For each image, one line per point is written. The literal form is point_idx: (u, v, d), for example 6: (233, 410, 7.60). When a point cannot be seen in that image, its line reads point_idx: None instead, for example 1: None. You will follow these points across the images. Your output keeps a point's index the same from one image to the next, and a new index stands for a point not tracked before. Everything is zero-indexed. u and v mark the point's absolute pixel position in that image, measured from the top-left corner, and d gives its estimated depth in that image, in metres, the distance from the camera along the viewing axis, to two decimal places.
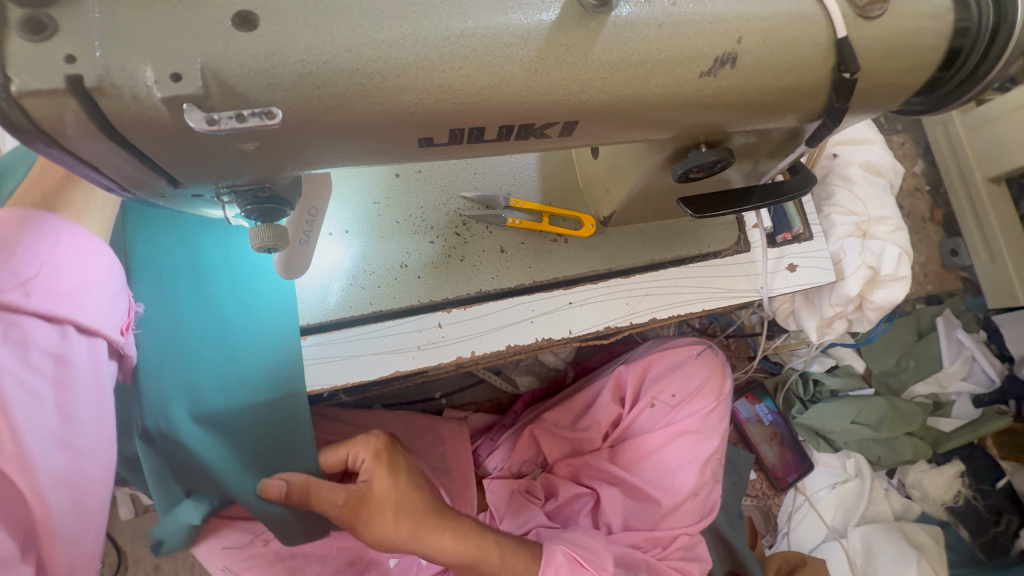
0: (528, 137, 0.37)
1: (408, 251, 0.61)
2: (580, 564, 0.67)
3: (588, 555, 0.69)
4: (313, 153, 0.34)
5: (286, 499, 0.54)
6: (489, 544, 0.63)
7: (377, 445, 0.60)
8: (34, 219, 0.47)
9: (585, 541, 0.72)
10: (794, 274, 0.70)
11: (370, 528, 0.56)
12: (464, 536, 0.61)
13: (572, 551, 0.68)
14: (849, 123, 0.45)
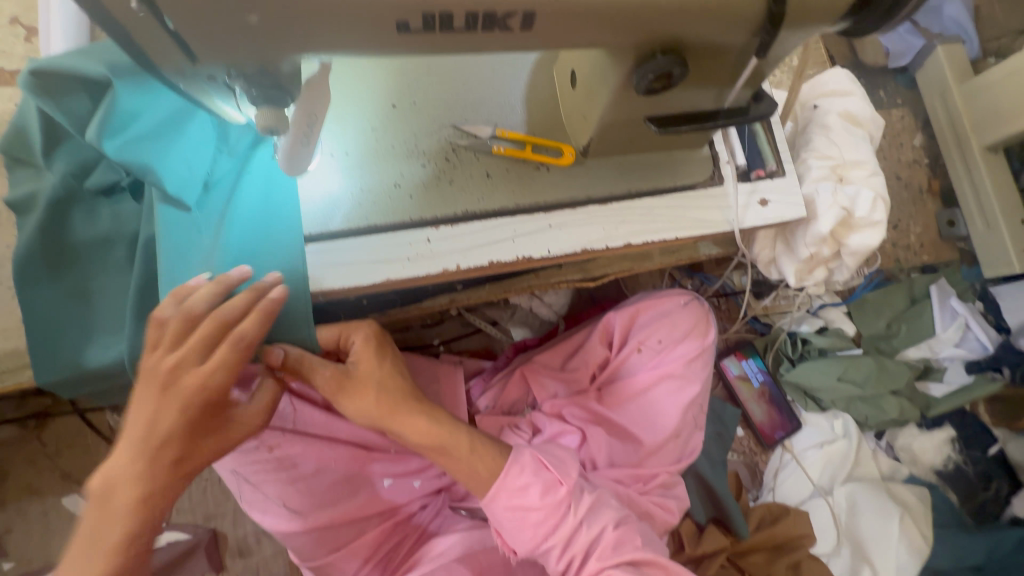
0: (493, 27, 0.43)
1: (401, 172, 0.67)
2: (545, 465, 0.76)
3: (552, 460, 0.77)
4: (305, 34, 0.40)
5: (282, 366, 0.61)
6: (459, 433, 0.73)
7: (365, 333, 0.69)
8: None
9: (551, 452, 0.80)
10: (765, 208, 0.74)
11: (354, 400, 0.66)
12: (437, 422, 0.71)
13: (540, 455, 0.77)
14: (792, 37, 0.50)
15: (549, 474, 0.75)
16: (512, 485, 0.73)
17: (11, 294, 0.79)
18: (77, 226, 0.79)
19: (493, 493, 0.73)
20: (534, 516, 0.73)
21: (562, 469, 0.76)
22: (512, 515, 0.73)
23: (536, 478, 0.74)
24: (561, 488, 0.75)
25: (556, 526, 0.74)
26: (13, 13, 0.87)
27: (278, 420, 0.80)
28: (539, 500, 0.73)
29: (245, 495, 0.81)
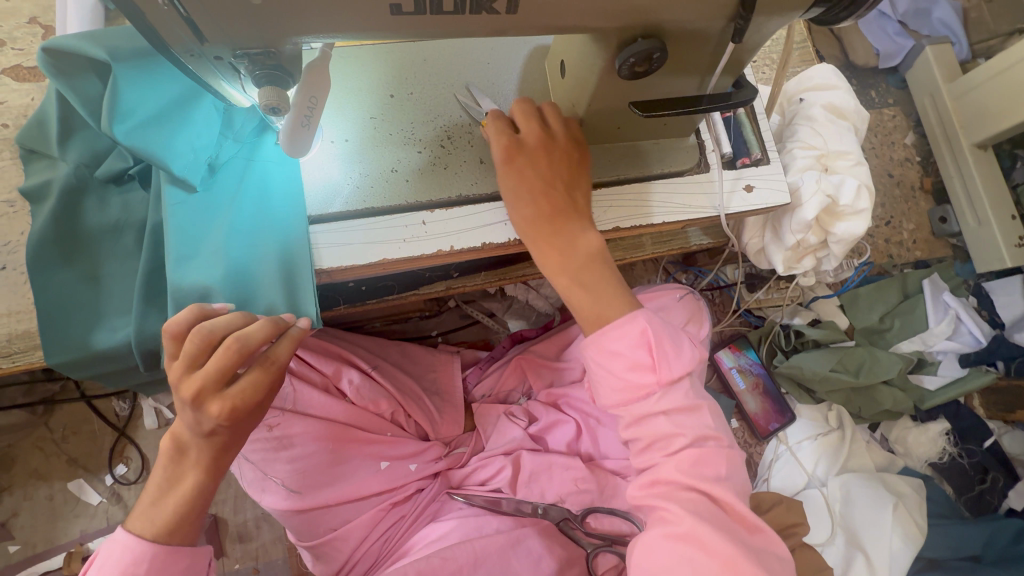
0: (480, 11, 0.46)
1: (399, 158, 0.70)
2: (649, 344, 0.57)
3: (663, 345, 0.57)
4: (304, 15, 0.43)
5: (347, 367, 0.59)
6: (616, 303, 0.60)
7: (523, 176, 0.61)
8: None
9: (677, 335, 0.60)
10: (750, 194, 0.76)
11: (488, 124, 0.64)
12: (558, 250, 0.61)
13: (655, 333, 0.57)
14: (768, 22, 0.53)
15: (648, 354, 0.57)
16: (605, 344, 0.58)
17: (24, 279, 0.82)
18: (90, 215, 0.82)
19: (592, 339, 0.59)
20: (616, 385, 0.57)
21: (667, 360, 0.57)
22: (594, 373, 0.59)
23: (631, 349, 0.57)
24: (651, 377, 0.56)
25: (635, 411, 0.57)
26: (32, 14, 0.92)
27: (277, 401, 0.83)
28: (623, 374, 0.57)
29: (245, 475, 0.84)
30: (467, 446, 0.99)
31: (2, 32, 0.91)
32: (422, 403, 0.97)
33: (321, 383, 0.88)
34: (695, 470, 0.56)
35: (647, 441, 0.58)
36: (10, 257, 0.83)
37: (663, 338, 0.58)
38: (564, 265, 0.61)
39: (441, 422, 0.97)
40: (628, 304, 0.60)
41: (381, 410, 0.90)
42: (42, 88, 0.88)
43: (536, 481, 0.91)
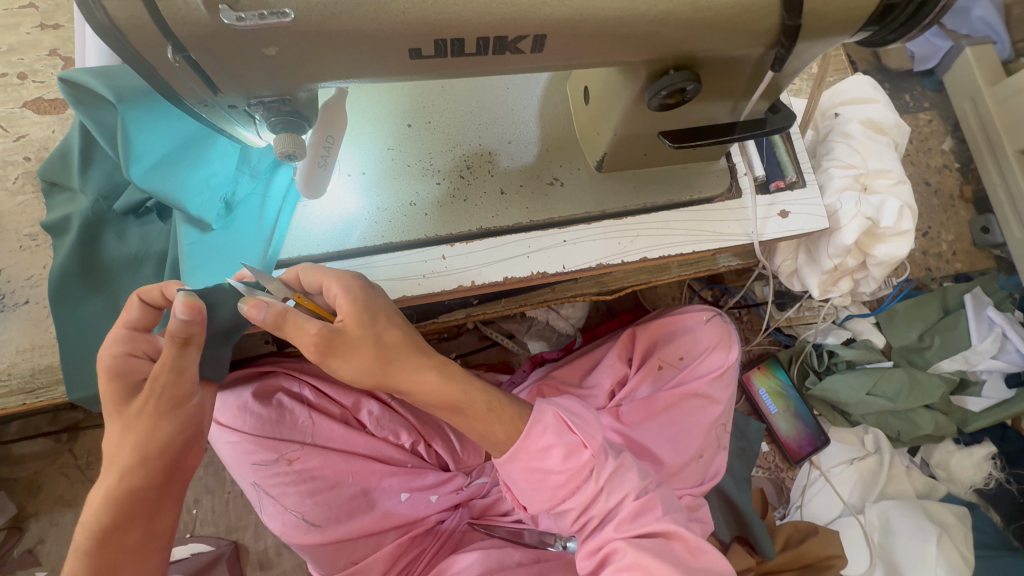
0: (504, 51, 0.43)
1: (416, 191, 0.68)
2: (564, 423, 0.62)
3: (578, 420, 0.63)
4: (319, 63, 0.41)
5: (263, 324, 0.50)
6: (476, 391, 0.61)
7: (350, 283, 0.55)
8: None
9: (577, 407, 0.66)
10: (786, 220, 0.72)
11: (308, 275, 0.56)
12: (449, 376, 0.58)
13: (566, 414, 0.63)
14: (812, 49, 0.49)
15: (573, 436, 0.61)
16: (533, 445, 0.61)
17: (47, 313, 0.82)
18: (109, 247, 0.82)
19: (512, 458, 0.61)
20: (550, 482, 0.61)
21: (589, 431, 0.62)
22: (531, 481, 0.62)
23: (559, 439, 0.61)
24: (584, 454, 0.61)
25: (574, 494, 0.62)
26: (52, 46, 0.92)
27: (296, 434, 0.81)
28: (559, 465, 0.60)
29: (264, 508, 0.81)
30: (488, 476, 0.96)
31: (24, 65, 0.91)
32: (443, 432, 0.95)
33: (340, 415, 0.87)
34: (636, 522, 0.63)
35: (596, 519, 0.63)
36: (32, 291, 0.83)
37: (573, 415, 0.63)
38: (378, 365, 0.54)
39: (463, 451, 0.95)
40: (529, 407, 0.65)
41: (401, 441, 0.89)
42: (62, 120, 0.89)
43: None
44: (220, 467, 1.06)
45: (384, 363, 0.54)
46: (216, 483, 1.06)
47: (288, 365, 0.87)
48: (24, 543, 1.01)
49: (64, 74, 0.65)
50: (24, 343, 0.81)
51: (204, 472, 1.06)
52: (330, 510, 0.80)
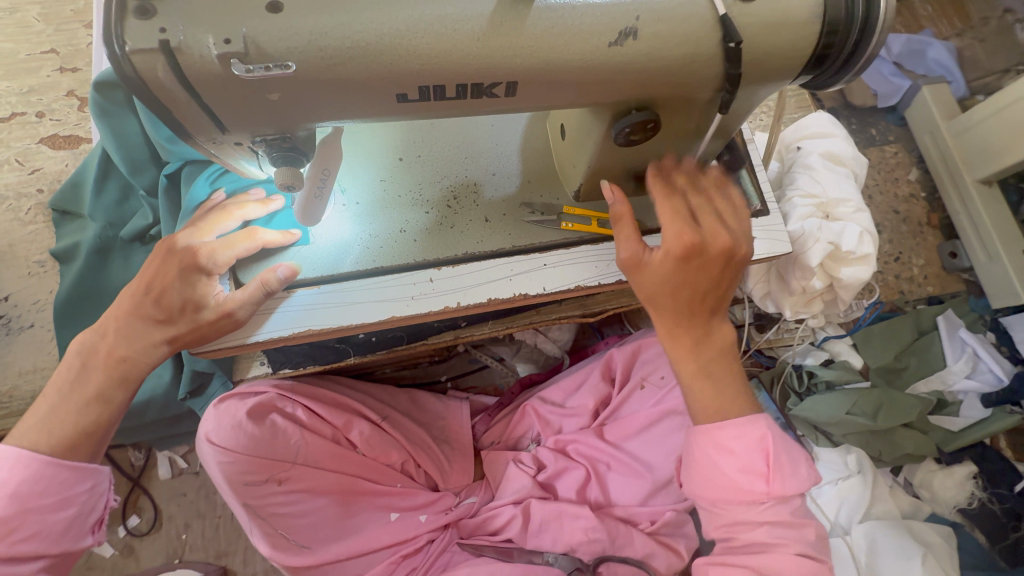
0: (481, 95, 0.49)
1: (407, 219, 0.73)
2: (766, 452, 0.58)
3: (781, 461, 0.59)
4: (316, 108, 0.46)
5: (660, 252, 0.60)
6: (673, 296, 0.60)
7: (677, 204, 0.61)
8: None
9: (796, 457, 0.60)
10: (751, 244, 0.77)
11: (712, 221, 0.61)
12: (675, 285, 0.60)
13: (773, 441, 0.59)
14: (758, 92, 0.55)
15: (764, 461, 0.58)
16: (720, 438, 0.59)
17: (51, 336, 0.86)
18: (115, 271, 0.87)
19: (711, 414, 0.60)
20: (724, 485, 0.58)
21: (785, 480, 0.58)
22: (699, 460, 0.61)
23: (754, 452, 0.58)
24: (762, 485, 0.58)
25: (745, 512, 0.58)
26: (69, 87, 0.99)
27: (288, 454, 0.82)
28: (732, 474, 0.58)
29: (253, 533, 0.81)
30: (477, 496, 0.97)
31: (42, 104, 0.98)
32: (432, 453, 0.96)
33: (331, 436, 0.88)
34: None
35: (738, 541, 0.59)
36: (37, 316, 0.87)
37: (780, 449, 0.59)
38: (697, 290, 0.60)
39: (450, 471, 0.97)
40: (751, 408, 0.62)
41: (391, 461, 0.91)
42: (75, 155, 0.96)
43: (545, 531, 0.89)
44: (212, 491, 1.07)
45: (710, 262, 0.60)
46: (207, 507, 1.07)
47: (280, 384, 0.85)
48: None
49: (98, 82, 0.79)
50: (26, 365, 0.85)
51: (195, 496, 1.07)
52: (321, 529, 0.83)
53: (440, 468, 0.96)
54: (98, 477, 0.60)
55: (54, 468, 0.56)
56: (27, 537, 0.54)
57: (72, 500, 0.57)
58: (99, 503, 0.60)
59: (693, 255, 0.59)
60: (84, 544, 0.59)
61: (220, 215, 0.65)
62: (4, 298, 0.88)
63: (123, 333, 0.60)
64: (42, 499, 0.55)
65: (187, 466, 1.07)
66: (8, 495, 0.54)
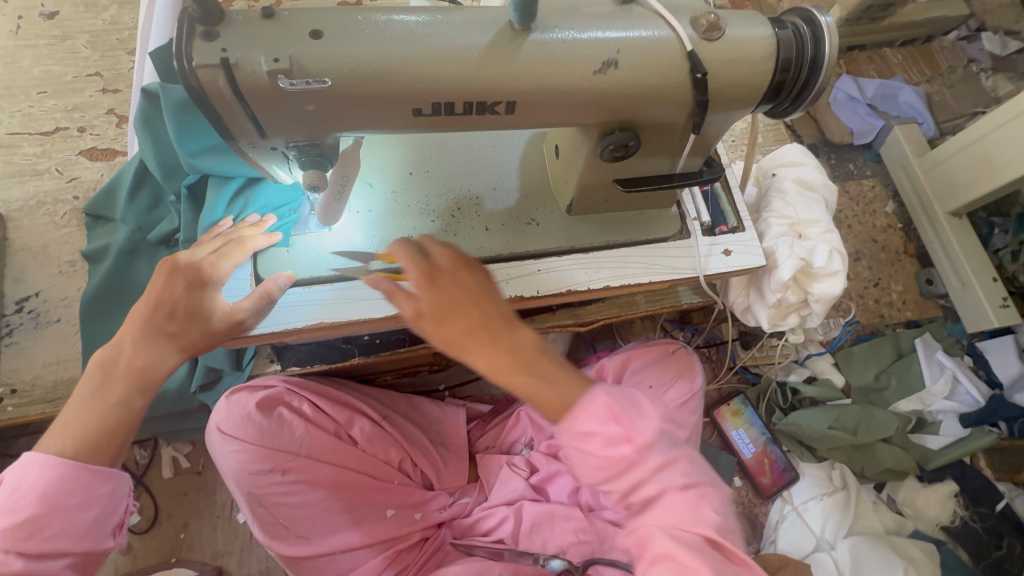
0: (484, 111, 0.57)
1: (414, 226, 0.80)
2: (615, 415, 0.56)
3: (630, 413, 0.57)
4: (344, 119, 0.54)
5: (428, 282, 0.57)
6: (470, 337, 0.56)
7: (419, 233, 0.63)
8: (20, 468, 0.57)
9: (636, 397, 0.59)
10: (728, 257, 0.85)
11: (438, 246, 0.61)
12: (462, 317, 0.56)
13: (614, 401, 0.57)
14: (725, 117, 0.63)
15: (617, 425, 0.56)
16: (576, 425, 0.56)
17: (75, 330, 0.92)
18: (141, 270, 0.93)
19: (558, 412, 0.57)
20: (596, 466, 0.56)
21: (639, 427, 0.56)
22: (573, 457, 0.58)
23: (603, 424, 0.56)
24: (627, 448, 0.56)
25: (632, 476, 0.57)
26: (110, 106, 1.09)
27: (292, 445, 0.87)
28: (599, 453, 0.56)
29: (254, 522, 0.84)
30: (470, 497, 1.01)
31: (84, 120, 1.07)
32: (429, 455, 1.00)
33: (333, 430, 0.92)
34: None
35: (639, 503, 0.58)
36: (64, 311, 0.93)
37: (622, 402, 0.57)
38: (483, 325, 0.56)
39: (445, 472, 1.01)
40: (581, 382, 0.59)
41: (389, 458, 0.95)
42: (110, 166, 1.04)
43: (536, 532, 0.92)
44: (211, 490, 1.10)
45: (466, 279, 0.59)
46: (206, 506, 1.09)
47: (288, 379, 0.91)
48: None
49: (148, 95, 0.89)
50: (51, 357, 0.90)
51: (196, 495, 1.10)
52: (319, 520, 0.86)
53: (436, 469, 1.00)
54: (118, 481, 0.61)
55: (76, 472, 0.58)
56: (53, 535, 0.56)
57: (92, 503, 0.59)
58: (119, 506, 0.62)
59: (432, 278, 0.57)
60: (107, 546, 0.61)
61: (229, 243, 0.72)
62: (34, 293, 0.94)
63: (139, 345, 0.63)
64: (67, 499, 0.57)
65: (189, 465, 1.10)
66: (36, 494, 0.56)
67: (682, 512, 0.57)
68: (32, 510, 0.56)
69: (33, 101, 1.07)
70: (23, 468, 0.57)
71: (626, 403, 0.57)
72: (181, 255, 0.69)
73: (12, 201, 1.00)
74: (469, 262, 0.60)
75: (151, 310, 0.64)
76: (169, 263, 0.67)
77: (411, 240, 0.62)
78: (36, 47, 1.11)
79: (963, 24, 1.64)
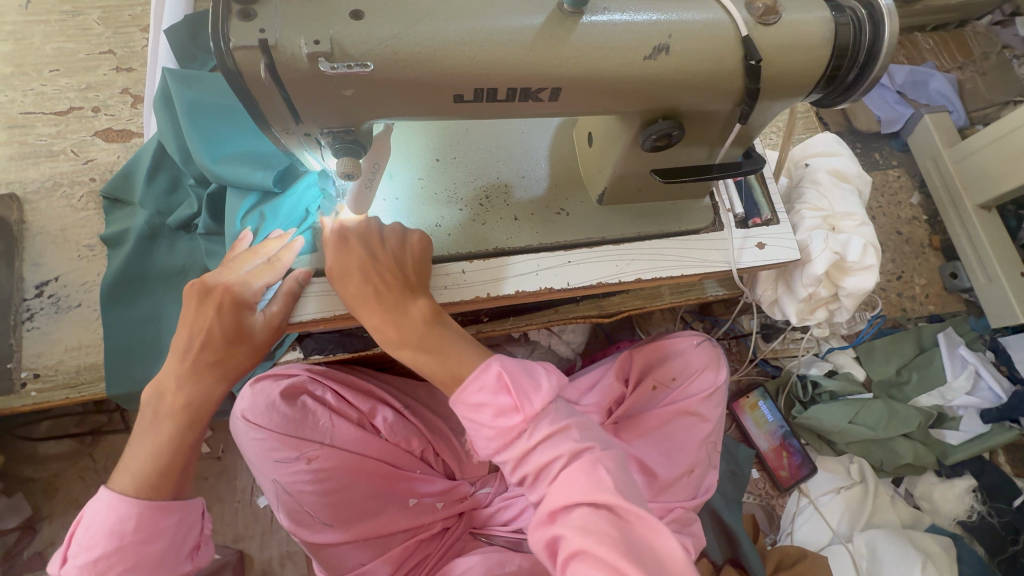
0: (527, 98, 0.54)
1: (442, 215, 0.78)
2: (505, 385, 0.57)
3: (520, 382, 0.58)
4: (382, 105, 0.52)
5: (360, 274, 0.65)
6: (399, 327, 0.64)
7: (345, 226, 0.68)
8: (92, 506, 0.59)
9: (535, 369, 0.60)
10: (762, 250, 0.83)
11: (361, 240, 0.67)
12: (390, 314, 0.64)
13: (507, 373, 0.58)
14: (773, 106, 0.61)
15: (509, 397, 0.57)
16: (468, 398, 0.58)
17: (97, 315, 0.91)
18: (161, 257, 0.92)
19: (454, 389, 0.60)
20: (492, 437, 0.57)
21: (527, 395, 0.57)
22: (468, 428, 0.59)
23: (494, 396, 0.57)
24: (517, 418, 0.56)
25: (526, 448, 0.56)
26: (125, 85, 1.06)
27: (316, 434, 0.86)
28: (490, 425, 0.57)
29: (279, 507, 0.85)
30: (492, 487, 1.00)
31: (99, 100, 1.05)
32: (451, 445, 1.01)
33: (356, 419, 0.92)
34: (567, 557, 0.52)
35: (537, 476, 0.56)
36: (84, 296, 0.92)
37: (515, 375, 0.58)
38: (396, 321, 0.64)
39: (466, 461, 1.01)
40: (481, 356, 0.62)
41: (411, 448, 0.95)
42: (127, 148, 1.02)
43: None
44: (231, 475, 1.11)
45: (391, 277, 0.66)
46: (226, 491, 1.10)
47: (312, 368, 0.90)
48: (35, 544, 1.04)
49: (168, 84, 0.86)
50: (73, 342, 0.89)
51: (216, 480, 1.10)
52: (344, 509, 0.85)
53: (458, 458, 1.00)
54: (184, 510, 0.63)
55: (142, 508, 0.59)
56: (126, 570, 0.58)
57: (161, 535, 0.60)
58: (190, 533, 0.63)
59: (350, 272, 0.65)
60: (184, 570, 0.63)
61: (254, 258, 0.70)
62: (54, 278, 0.93)
63: (186, 379, 0.63)
64: (136, 534, 0.59)
65: (209, 450, 1.11)
66: (106, 532, 0.58)
67: (582, 480, 0.53)
68: (107, 546, 0.57)
69: (46, 80, 1.04)
70: (93, 507, 0.59)
71: (517, 376, 0.58)
72: (206, 277, 0.67)
73: (29, 182, 0.98)
74: (396, 254, 0.67)
75: (192, 339, 0.64)
76: (198, 289, 0.66)
77: (362, 224, 0.69)
78: (47, 23, 1.08)
79: (999, 7, 1.58)
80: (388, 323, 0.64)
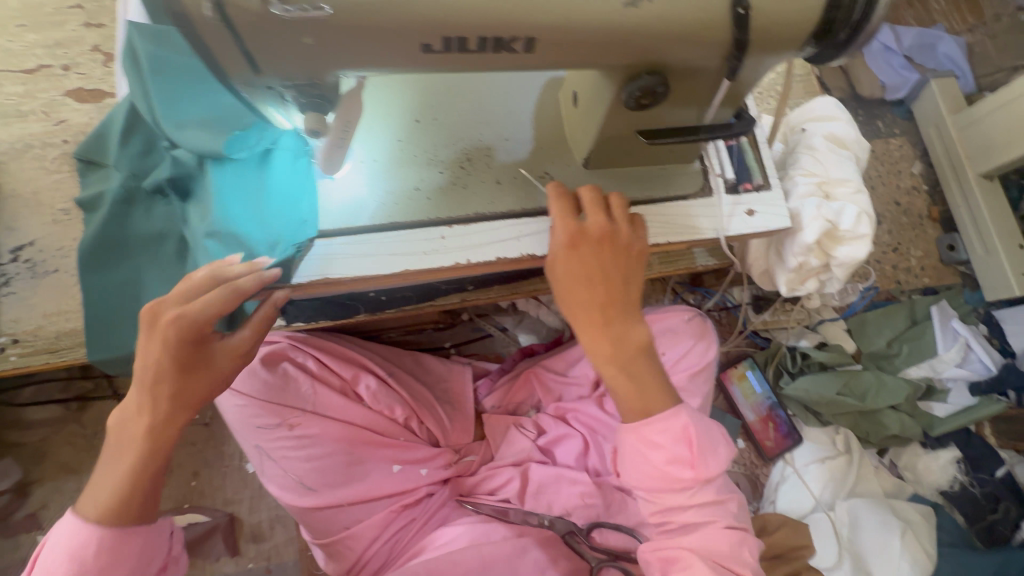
0: (501, 49, 0.51)
1: (421, 177, 0.76)
2: (688, 438, 0.64)
3: (702, 441, 0.64)
4: (344, 54, 0.49)
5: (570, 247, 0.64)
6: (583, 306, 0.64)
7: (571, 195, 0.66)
8: (59, 527, 0.61)
9: (715, 433, 0.66)
10: (752, 218, 0.80)
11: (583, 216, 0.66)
12: (576, 285, 0.63)
13: (693, 429, 0.64)
14: (763, 61, 0.58)
15: (688, 450, 0.64)
16: (647, 434, 0.65)
17: (74, 281, 0.89)
18: (136, 221, 0.89)
19: (634, 424, 0.65)
20: (656, 476, 0.65)
21: (706, 457, 0.64)
22: (629, 453, 0.67)
23: (671, 444, 0.64)
24: (690, 472, 0.64)
25: (675, 496, 0.66)
26: (94, 42, 1.02)
27: (299, 401, 0.87)
28: (660, 465, 0.64)
29: (264, 472, 0.86)
30: (476, 455, 1.01)
31: (67, 58, 1.00)
32: (434, 413, 0.99)
33: (340, 387, 0.91)
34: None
35: (673, 520, 0.68)
36: (61, 261, 0.90)
37: (701, 434, 0.64)
38: (602, 303, 0.64)
39: (452, 429, 1.01)
40: (671, 397, 0.66)
41: (394, 416, 0.94)
42: (99, 108, 0.98)
43: (545, 492, 0.94)
44: (220, 442, 1.12)
45: (602, 252, 0.65)
46: (215, 456, 1.11)
47: (293, 335, 0.91)
48: (28, 506, 1.06)
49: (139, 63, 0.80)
50: (51, 308, 0.88)
51: (204, 446, 1.11)
52: (327, 474, 0.85)
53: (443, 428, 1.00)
54: (144, 535, 0.63)
55: (100, 533, 0.60)
56: None
57: (122, 556, 0.61)
58: (153, 552, 0.64)
59: (575, 241, 0.64)
60: None
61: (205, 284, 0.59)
62: (30, 242, 0.91)
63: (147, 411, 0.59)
64: (96, 559, 0.60)
65: (197, 417, 1.11)
66: (66, 558, 0.59)
67: (716, 535, 0.66)
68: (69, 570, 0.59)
69: (11, 36, 1.00)
70: (61, 528, 0.61)
71: (709, 429, 0.66)
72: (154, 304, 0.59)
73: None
74: (584, 225, 0.64)
75: (149, 371, 0.59)
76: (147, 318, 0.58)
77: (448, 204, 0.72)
78: None
79: None
80: (593, 307, 0.63)
